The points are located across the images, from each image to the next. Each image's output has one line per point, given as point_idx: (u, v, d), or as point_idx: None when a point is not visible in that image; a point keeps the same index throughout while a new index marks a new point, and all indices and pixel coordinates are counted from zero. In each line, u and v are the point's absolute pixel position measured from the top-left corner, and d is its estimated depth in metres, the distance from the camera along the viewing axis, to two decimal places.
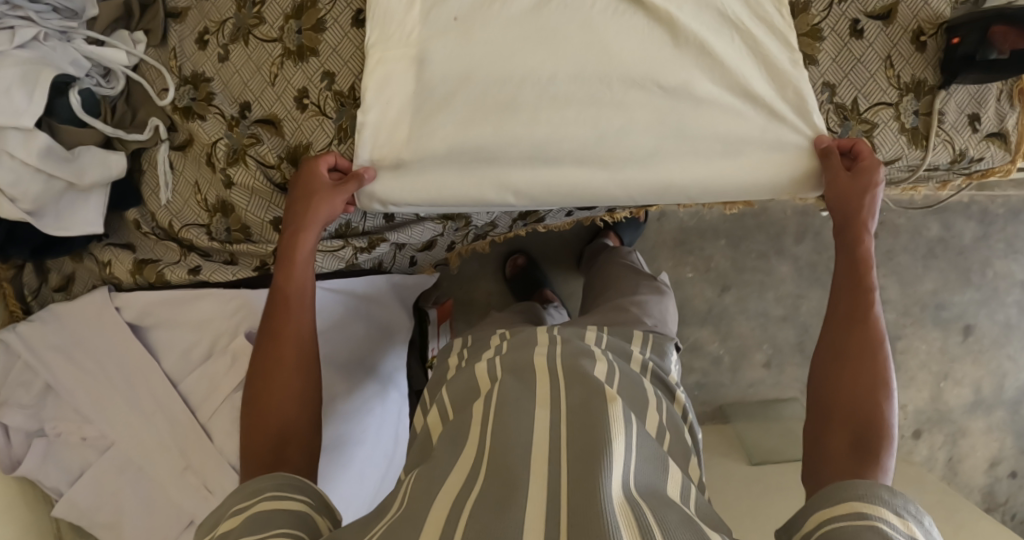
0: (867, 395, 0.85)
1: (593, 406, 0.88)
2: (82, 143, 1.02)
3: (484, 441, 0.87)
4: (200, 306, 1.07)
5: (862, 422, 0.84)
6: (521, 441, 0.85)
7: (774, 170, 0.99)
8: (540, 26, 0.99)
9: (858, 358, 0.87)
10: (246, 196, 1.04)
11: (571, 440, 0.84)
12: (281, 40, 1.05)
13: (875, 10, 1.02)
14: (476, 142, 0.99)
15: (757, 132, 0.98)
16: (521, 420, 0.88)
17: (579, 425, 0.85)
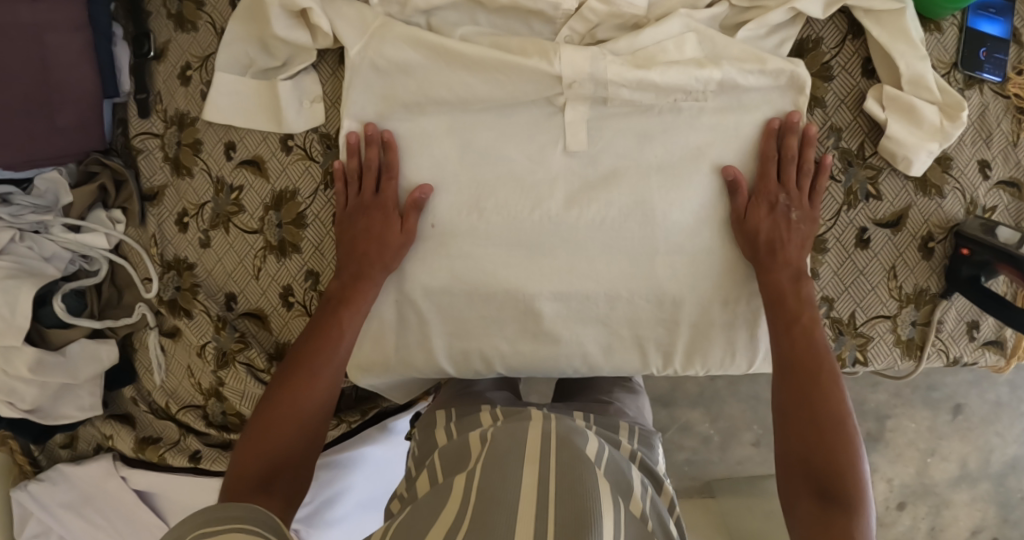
0: (824, 451, 0.84)
1: (580, 465, 0.82)
2: (71, 339, 1.03)
3: (466, 499, 0.81)
4: (195, 488, 1.07)
5: (819, 469, 0.84)
6: (504, 501, 0.79)
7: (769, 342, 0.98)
8: (524, 233, 0.96)
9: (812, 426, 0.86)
10: (236, 393, 1.03)
11: (559, 500, 0.78)
12: (262, 232, 1.01)
13: (884, 217, 0.97)
14: (465, 352, 0.99)
15: (753, 333, 0.97)
16: (506, 478, 0.81)
17: (571, 499, 0.78)
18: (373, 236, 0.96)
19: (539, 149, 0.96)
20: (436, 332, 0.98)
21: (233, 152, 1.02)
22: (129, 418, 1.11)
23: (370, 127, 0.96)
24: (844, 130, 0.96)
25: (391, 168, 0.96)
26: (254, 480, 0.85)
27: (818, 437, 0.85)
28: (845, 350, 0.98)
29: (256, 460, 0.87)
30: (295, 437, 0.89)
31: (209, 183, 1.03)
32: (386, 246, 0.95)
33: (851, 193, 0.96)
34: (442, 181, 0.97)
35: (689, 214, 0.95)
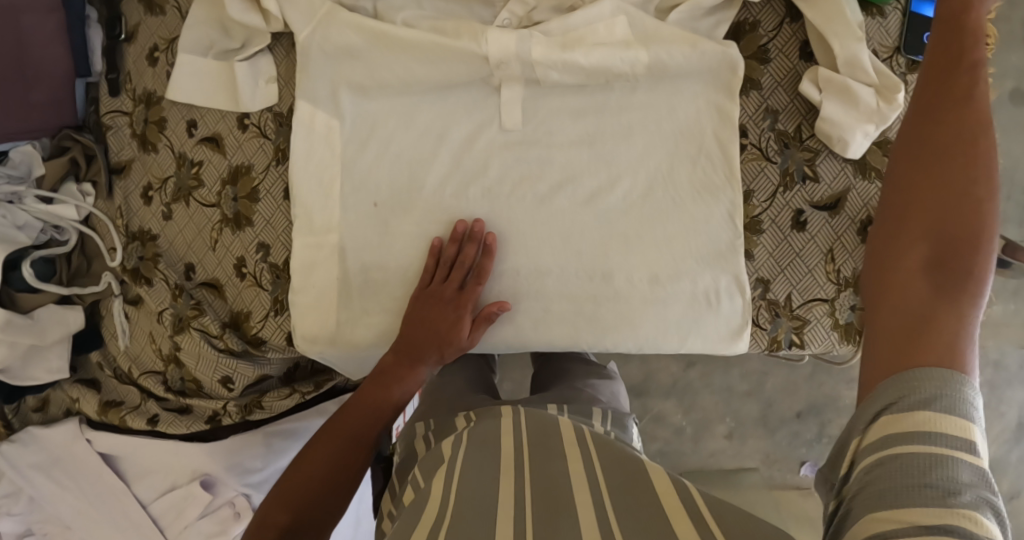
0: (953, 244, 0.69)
1: (557, 474, 0.83)
2: (40, 303, 1.08)
3: (445, 504, 0.81)
4: (158, 451, 1.13)
5: (944, 259, 0.69)
6: (482, 507, 0.79)
7: (706, 324, 0.98)
8: (462, 212, 0.99)
9: (937, 259, 0.70)
10: (193, 358, 1.08)
11: (534, 508, 0.79)
12: (218, 206, 1.06)
13: (822, 199, 0.97)
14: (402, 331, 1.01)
15: (688, 303, 0.98)
16: (482, 487, 0.82)
17: (545, 523, 0.76)
18: (440, 335, 0.98)
19: (475, 128, 0.98)
20: (378, 309, 1.01)
21: (194, 129, 1.06)
22: (95, 383, 1.17)
23: (480, 226, 0.96)
24: (780, 112, 0.97)
25: (482, 272, 0.97)
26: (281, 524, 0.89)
27: (933, 254, 0.70)
28: (781, 333, 0.99)
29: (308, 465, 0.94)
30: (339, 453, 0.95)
31: (172, 158, 1.08)
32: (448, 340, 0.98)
33: (787, 174, 0.97)
34: (387, 158, 0.99)
35: (623, 199, 0.97)
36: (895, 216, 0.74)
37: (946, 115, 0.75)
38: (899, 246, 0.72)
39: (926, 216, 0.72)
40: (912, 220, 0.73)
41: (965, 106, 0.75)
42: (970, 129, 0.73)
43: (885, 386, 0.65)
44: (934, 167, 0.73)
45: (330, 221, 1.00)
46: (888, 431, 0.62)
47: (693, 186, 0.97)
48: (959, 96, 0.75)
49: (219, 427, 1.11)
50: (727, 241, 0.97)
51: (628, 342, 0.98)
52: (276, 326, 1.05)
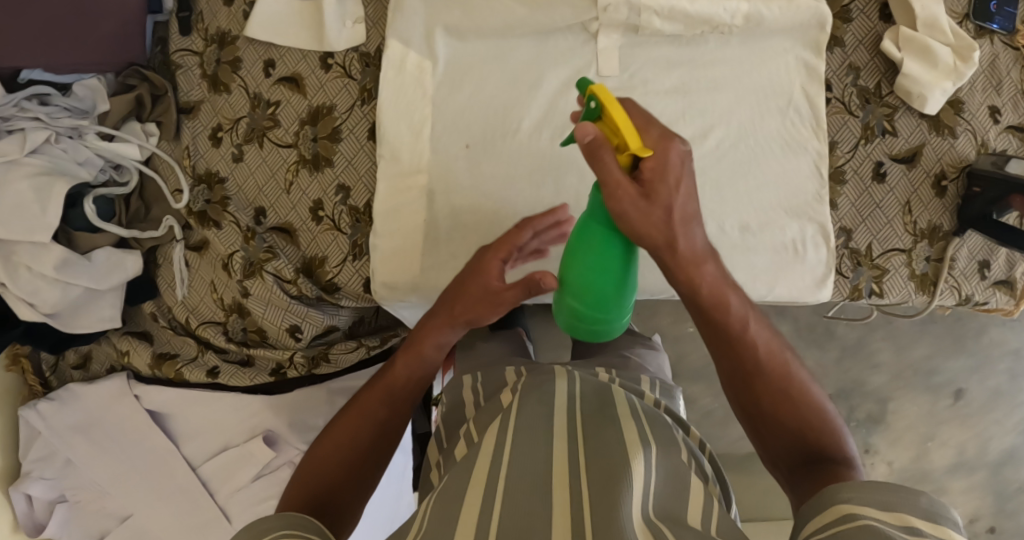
0: (801, 409, 0.82)
1: (609, 433, 0.83)
2: (97, 245, 1.03)
3: (498, 465, 0.80)
4: (219, 405, 1.10)
5: (807, 428, 0.81)
6: (534, 469, 0.79)
7: (789, 273, 1.00)
8: (556, 155, 0.99)
9: (790, 394, 0.83)
10: (261, 305, 1.04)
11: (591, 463, 0.80)
12: (295, 146, 1.03)
13: (900, 152, 1.00)
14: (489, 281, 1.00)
15: (774, 248, 1.00)
16: (534, 445, 0.83)
17: (601, 479, 0.77)
18: (482, 294, 0.90)
19: (573, 74, 0.99)
20: (465, 256, 1.00)
21: (272, 69, 1.04)
22: (146, 336, 1.12)
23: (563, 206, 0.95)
24: (862, 69, 1.01)
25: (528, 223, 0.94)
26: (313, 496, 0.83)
27: (792, 417, 0.82)
28: (862, 282, 1.01)
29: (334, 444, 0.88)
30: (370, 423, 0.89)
31: (246, 99, 1.05)
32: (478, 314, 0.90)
33: (868, 128, 1.00)
34: (479, 102, 0.99)
35: (713, 147, 0.99)
36: (741, 370, 0.83)
37: (684, 279, 0.78)
38: (726, 363, 0.84)
39: (745, 353, 0.83)
40: (759, 380, 0.83)
41: (700, 265, 0.77)
42: (706, 279, 0.79)
43: (832, 487, 0.70)
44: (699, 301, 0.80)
45: (415, 164, 0.99)
46: (825, 521, 0.68)
47: (780, 137, 0.99)
48: (692, 261, 0.77)
49: (284, 379, 1.08)
50: (812, 191, 1.00)
51: None
52: (353, 272, 1.02)
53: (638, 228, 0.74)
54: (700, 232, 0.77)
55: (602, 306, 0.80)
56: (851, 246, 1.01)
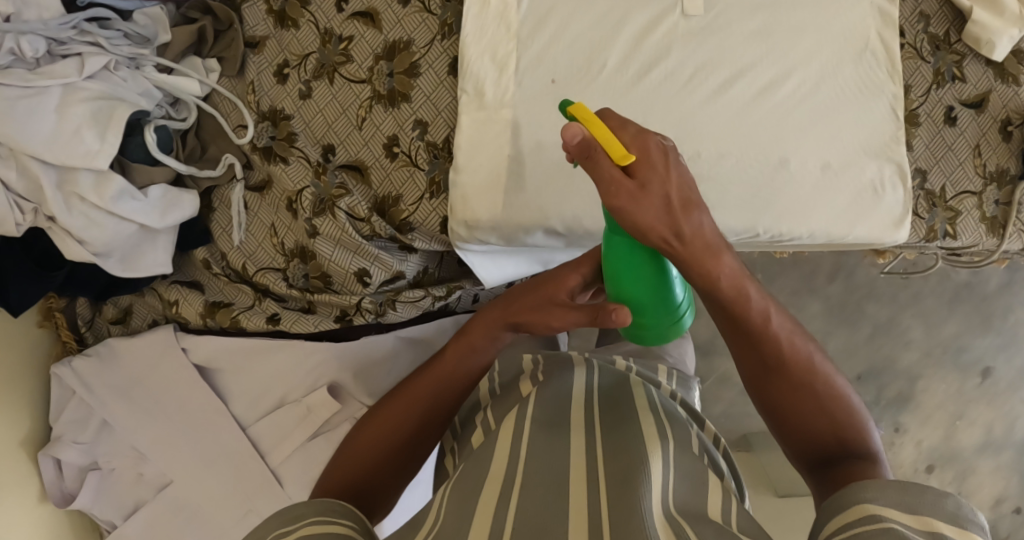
0: (829, 409, 0.78)
1: (625, 430, 0.86)
2: (153, 181, 0.97)
3: (514, 457, 0.83)
4: (278, 357, 1.03)
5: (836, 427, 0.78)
6: (551, 463, 0.82)
7: (869, 213, 1.00)
8: (643, 92, 0.97)
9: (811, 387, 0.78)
10: (330, 245, 0.99)
11: (608, 459, 0.82)
12: (369, 82, 1.00)
13: (969, 97, 1.03)
14: (575, 220, 0.97)
15: (855, 188, 1.00)
16: (550, 442, 0.86)
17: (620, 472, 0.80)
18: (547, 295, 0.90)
19: (655, 17, 0.99)
20: (549, 193, 0.97)
21: (345, 4, 1.01)
22: (196, 285, 1.05)
23: None
24: (932, 17, 1.03)
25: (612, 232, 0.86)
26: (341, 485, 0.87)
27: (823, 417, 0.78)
28: (937, 223, 1.03)
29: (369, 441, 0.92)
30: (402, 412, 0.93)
31: (316, 34, 1.01)
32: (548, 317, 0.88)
33: (938, 74, 1.03)
34: (563, 40, 0.98)
35: (795, 87, 0.99)
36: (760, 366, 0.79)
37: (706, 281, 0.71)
38: (752, 356, 0.79)
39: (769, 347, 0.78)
40: (784, 370, 0.78)
41: (716, 256, 0.70)
42: (724, 272, 0.71)
43: (853, 486, 0.67)
44: (719, 295, 0.73)
45: (498, 100, 0.97)
46: (846, 521, 0.65)
47: (857, 80, 1.00)
48: (706, 251, 0.70)
49: (350, 327, 1.03)
50: (889, 132, 1.01)
51: (790, 230, 0.99)
52: (431, 209, 0.98)
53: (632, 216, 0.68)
54: (705, 219, 0.69)
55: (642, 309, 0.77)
56: (925, 187, 1.03)
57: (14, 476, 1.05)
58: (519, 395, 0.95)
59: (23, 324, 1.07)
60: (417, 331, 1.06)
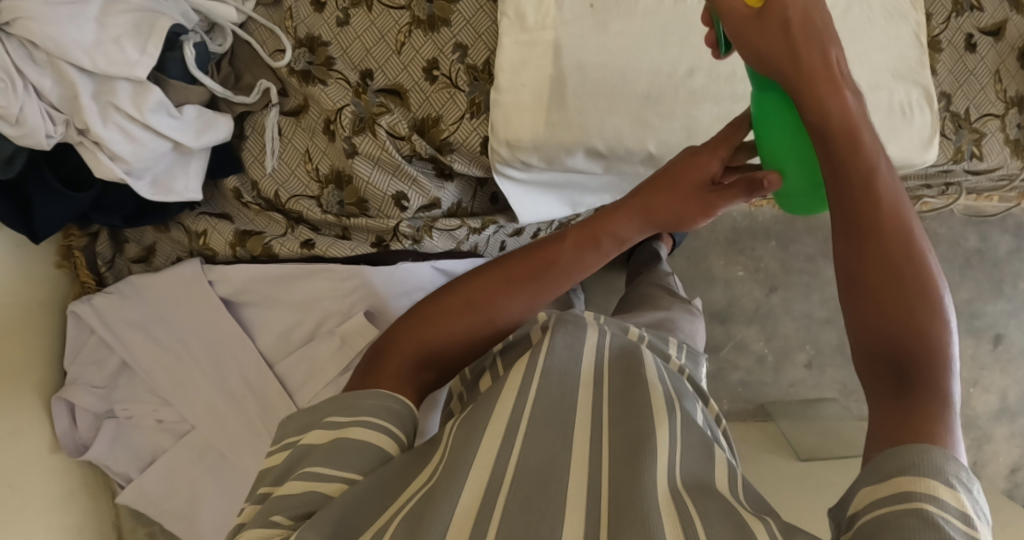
0: (915, 342, 0.65)
1: (634, 389, 0.86)
2: (189, 101, 0.96)
3: (522, 401, 0.82)
4: (312, 283, 0.99)
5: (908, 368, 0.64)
6: (561, 417, 0.81)
7: (899, 135, 1.03)
8: (683, 13, 0.98)
9: (903, 291, 0.65)
10: (368, 166, 0.97)
11: (614, 424, 0.82)
12: (409, 8, 1.00)
13: (988, 26, 1.06)
14: (617, 139, 0.98)
15: (884, 110, 1.03)
16: (561, 393, 0.85)
17: (628, 438, 0.78)
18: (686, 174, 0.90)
19: None
20: (592, 109, 0.97)
21: None
22: (225, 217, 1.03)
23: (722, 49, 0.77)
24: None
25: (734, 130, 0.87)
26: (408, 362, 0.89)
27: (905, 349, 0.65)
28: (964, 144, 1.06)
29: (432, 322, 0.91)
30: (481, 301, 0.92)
31: None
32: (687, 190, 0.90)
33: (958, 3, 1.06)
34: None
35: (826, 13, 1.02)
36: (848, 233, 0.68)
37: (821, 119, 0.69)
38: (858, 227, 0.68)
39: (873, 224, 0.67)
40: (889, 271, 0.66)
41: (835, 85, 0.69)
42: (836, 107, 0.69)
43: (903, 454, 0.59)
44: (826, 137, 0.69)
45: (538, 20, 0.97)
46: (883, 492, 0.59)
47: (883, 7, 1.04)
48: (826, 78, 0.69)
49: (388, 252, 1.00)
50: (914, 57, 1.04)
51: None
52: (472, 129, 0.97)
53: (762, 50, 0.70)
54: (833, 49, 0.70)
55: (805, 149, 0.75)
56: (949, 110, 1.06)
57: (25, 420, 0.98)
58: (528, 342, 0.92)
59: (41, 260, 1.03)
60: (450, 265, 1.05)
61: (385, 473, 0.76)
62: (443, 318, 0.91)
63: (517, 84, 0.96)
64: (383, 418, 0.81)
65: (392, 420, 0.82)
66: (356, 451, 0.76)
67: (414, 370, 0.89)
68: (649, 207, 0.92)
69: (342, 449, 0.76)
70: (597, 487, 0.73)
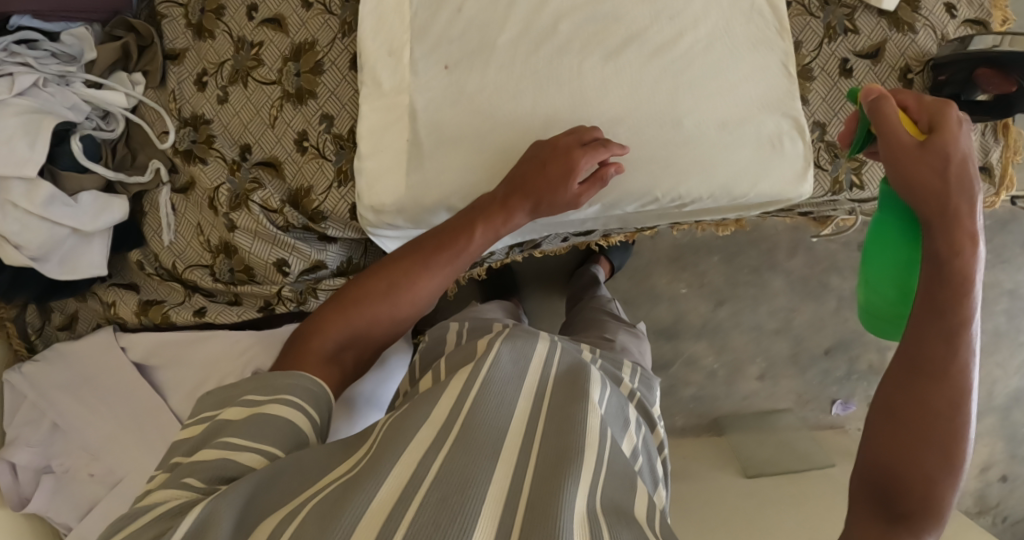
0: (918, 471, 0.72)
1: (574, 406, 0.83)
2: (84, 188, 1.04)
3: (455, 411, 0.80)
4: (206, 346, 1.08)
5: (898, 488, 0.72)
6: (493, 423, 0.80)
7: (775, 170, 1.01)
8: (535, 68, 1.00)
9: (929, 440, 0.72)
10: (248, 238, 1.03)
11: (544, 443, 0.79)
12: (279, 83, 1.05)
13: (864, 49, 1.04)
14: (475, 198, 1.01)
15: (751, 145, 1.01)
16: (500, 403, 0.83)
17: (546, 463, 0.76)
18: (560, 172, 0.95)
19: None
20: (450, 170, 1.00)
21: (255, 13, 1.07)
22: (132, 287, 1.12)
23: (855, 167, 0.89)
24: None
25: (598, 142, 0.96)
26: (322, 361, 0.87)
27: (911, 472, 0.72)
28: (842, 174, 1.04)
29: (352, 313, 0.90)
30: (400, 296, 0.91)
31: (230, 43, 1.07)
32: (553, 190, 0.95)
33: (830, 28, 1.04)
34: (457, 24, 1.01)
35: (692, 49, 1.01)
36: (911, 367, 0.74)
37: (945, 262, 0.73)
38: (915, 349, 0.74)
39: (936, 372, 0.73)
40: (926, 398, 0.73)
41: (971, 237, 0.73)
42: (962, 259, 0.73)
43: None
44: (936, 278, 0.73)
45: (395, 86, 1.01)
46: None
47: (748, 38, 1.01)
48: (962, 221, 0.74)
49: (273, 315, 1.09)
50: (784, 89, 1.02)
51: (686, 190, 1.01)
52: (339, 197, 1.03)
53: (914, 174, 0.76)
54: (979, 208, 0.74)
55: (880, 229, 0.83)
56: (826, 140, 1.04)
57: None
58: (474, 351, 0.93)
59: None
60: None
61: (302, 455, 0.77)
62: (357, 305, 0.91)
63: (378, 150, 1.01)
64: (306, 399, 0.83)
65: (315, 404, 0.83)
66: (276, 425, 0.78)
67: (335, 348, 0.89)
68: (538, 196, 0.96)
69: (257, 426, 0.78)
70: (514, 506, 0.70)
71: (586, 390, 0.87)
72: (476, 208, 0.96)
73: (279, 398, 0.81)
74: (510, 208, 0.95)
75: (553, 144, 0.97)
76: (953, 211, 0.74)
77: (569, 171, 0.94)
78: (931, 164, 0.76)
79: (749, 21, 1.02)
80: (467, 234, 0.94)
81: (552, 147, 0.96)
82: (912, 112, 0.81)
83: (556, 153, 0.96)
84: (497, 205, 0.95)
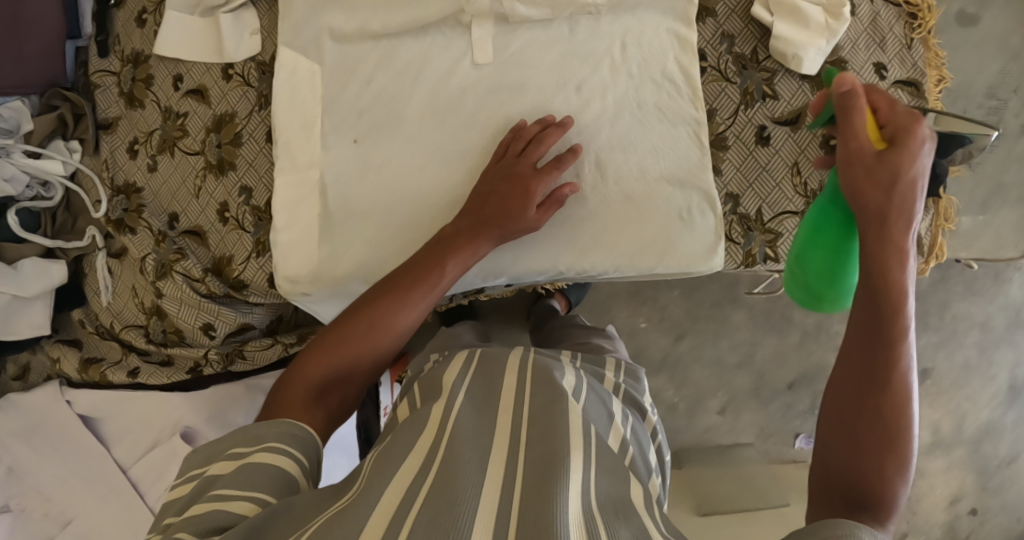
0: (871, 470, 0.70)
1: (556, 407, 0.79)
2: (23, 255, 1.10)
3: (439, 435, 0.76)
4: (141, 404, 1.15)
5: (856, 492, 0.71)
6: (477, 441, 0.75)
7: (683, 244, 0.99)
8: (440, 142, 1.01)
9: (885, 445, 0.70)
10: (175, 305, 1.08)
11: (529, 450, 0.75)
12: (202, 153, 1.08)
13: (784, 115, 1.01)
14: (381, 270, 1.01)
15: (659, 219, 0.99)
16: (481, 428, 0.77)
17: (540, 466, 0.72)
18: (517, 199, 0.94)
19: (451, 63, 1.01)
20: (357, 242, 1.01)
21: (180, 83, 1.09)
22: (76, 342, 1.18)
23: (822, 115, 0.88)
24: (736, 37, 1.02)
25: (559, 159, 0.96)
26: (304, 402, 0.81)
27: (864, 473, 0.70)
28: (755, 247, 1.02)
29: (329, 354, 0.84)
30: (379, 328, 0.86)
31: (158, 112, 1.10)
32: (514, 215, 0.94)
33: (747, 93, 1.01)
34: (367, 95, 1.02)
35: (599, 120, 0.99)
36: (859, 378, 0.72)
37: (884, 266, 0.71)
38: (860, 356, 0.72)
39: (878, 376, 0.71)
40: (876, 399, 0.71)
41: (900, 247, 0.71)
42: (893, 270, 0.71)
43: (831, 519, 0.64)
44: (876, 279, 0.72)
45: (308, 158, 1.03)
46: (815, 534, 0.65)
47: (658, 107, 0.99)
48: (896, 239, 0.71)
49: (201, 377, 1.15)
50: (695, 161, 0.99)
51: (591, 265, 1.00)
52: (257, 267, 1.06)
53: (861, 194, 0.73)
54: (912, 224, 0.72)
55: (839, 224, 0.82)
56: (739, 212, 1.02)
57: None
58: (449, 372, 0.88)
59: None
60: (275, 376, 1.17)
61: (295, 501, 0.70)
62: (338, 342, 0.85)
63: (290, 221, 1.03)
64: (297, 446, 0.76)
65: (303, 448, 0.76)
66: (268, 473, 0.71)
67: (320, 389, 0.83)
68: (504, 227, 0.94)
69: (247, 476, 0.71)
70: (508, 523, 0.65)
71: (562, 388, 0.82)
72: (439, 242, 0.93)
73: (268, 447, 0.74)
74: (476, 240, 0.93)
75: (513, 169, 0.96)
76: (896, 223, 0.72)
77: (527, 195, 0.94)
78: (889, 185, 0.72)
79: (660, 89, 0.99)
80: (440, 268, 0.91)
81: (511, 177, 0.95)
82: (880, 115, 0.77)
83: (517, 181, 0.95)
84: (465, 238, 0.93)
